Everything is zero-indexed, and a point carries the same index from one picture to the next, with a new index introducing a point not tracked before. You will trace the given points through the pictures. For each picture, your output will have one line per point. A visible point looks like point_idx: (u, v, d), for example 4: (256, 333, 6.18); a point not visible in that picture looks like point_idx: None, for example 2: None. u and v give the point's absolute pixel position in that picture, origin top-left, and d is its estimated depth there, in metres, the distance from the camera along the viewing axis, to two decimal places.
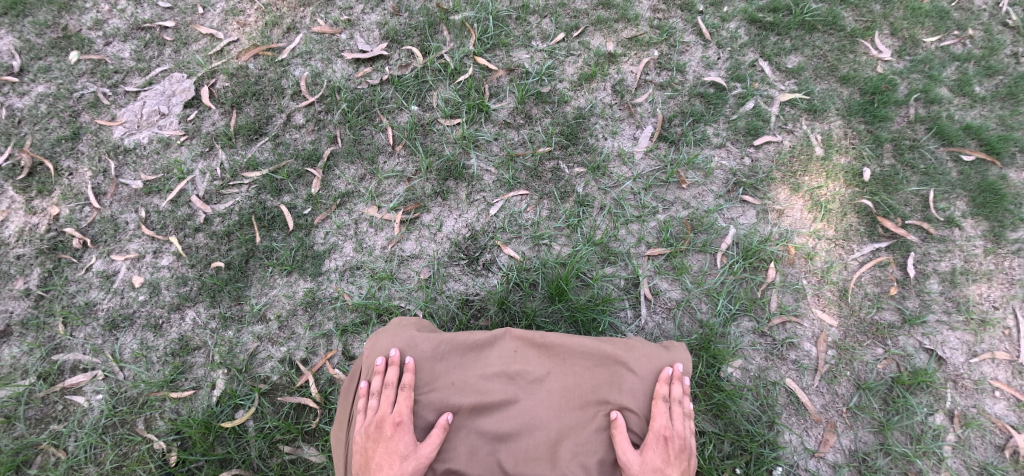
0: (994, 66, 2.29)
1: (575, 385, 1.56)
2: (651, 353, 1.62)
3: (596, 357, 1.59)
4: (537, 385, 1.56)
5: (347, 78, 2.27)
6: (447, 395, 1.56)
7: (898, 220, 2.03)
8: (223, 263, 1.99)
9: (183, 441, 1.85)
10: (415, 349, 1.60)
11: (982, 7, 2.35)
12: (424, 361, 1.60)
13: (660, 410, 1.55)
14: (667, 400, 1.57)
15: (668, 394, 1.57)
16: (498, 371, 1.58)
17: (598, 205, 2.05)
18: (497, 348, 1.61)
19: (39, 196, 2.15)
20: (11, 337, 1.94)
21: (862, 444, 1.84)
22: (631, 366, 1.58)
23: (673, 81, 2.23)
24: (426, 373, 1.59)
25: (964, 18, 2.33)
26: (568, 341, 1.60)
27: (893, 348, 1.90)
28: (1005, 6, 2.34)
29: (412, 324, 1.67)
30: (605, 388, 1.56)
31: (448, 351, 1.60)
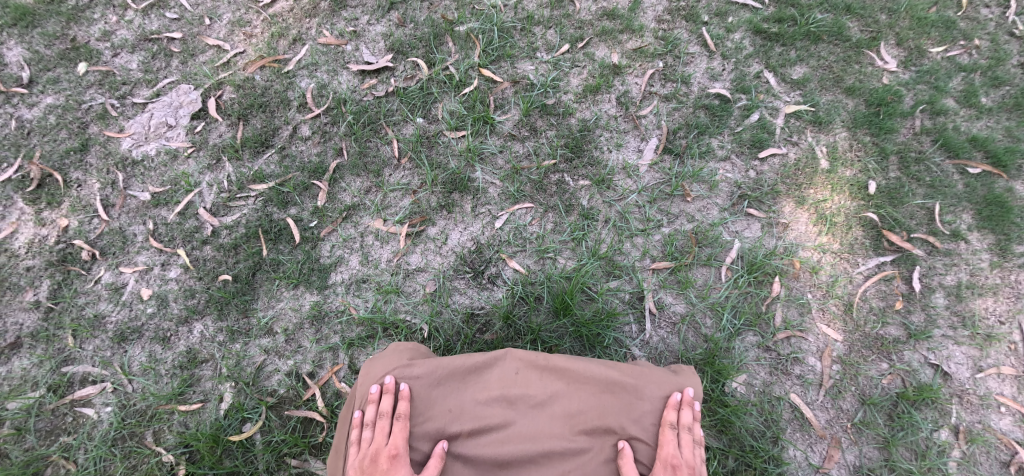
0: (1002, 76, 2.45)
1: (578, 411, 1.57)
2: (658, 378, 1.63)
3: (601, 384, 1.60)
4: (539, 412, 1.57)
5: (353, 90, 2.31)
6: (446, 423, 1.58)
7: (904, 234, 2.03)
8: (230, 276, 2.00)
9: (192, 454, 1.86)
10: (411, 376, 1.62)
11: (989, 17, 2.53)
12: (421, 389, 1.61)
13: (668, 436, 1.57)
14: (675, 426, 1.59)
15: (676, 420, 1.59)
16: (498, 397, 1.59)
17: (603, 218, 2.05)
18: (496, 374, 1.62)
19: (49, 208, 2.19)
20: (22, 349, 1.96)
21: (866, 460, 1.83)
22: (636, 391, 1.60)
23: (678, 92, 2.26)
24: (421, 401, 1.60)
25: (970, 29, 2.49)
26: (570, 366, 1.61)
27: (898, 363, 1.90)
28: (1013, 15, 2.53)
29: (407, 350, 1.71)
30: (611, 413, 1.57)
31: (446, 378, 1.61)
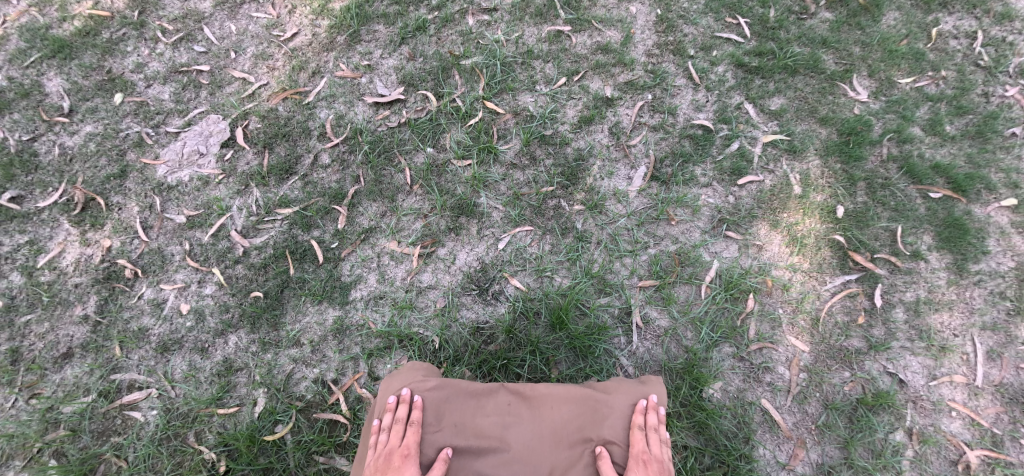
0: (966, 106, 2.70)
1: (562, 426, 1.80)
2: (627, 390, 1.88)
3: (584, 396, 1.84)
4: (529, 427, 1.80)
5: (368, 120, 2.53)
6: (451, 430, 1.80)
7: (868, 254, 2.25)
8: (261, 293, 2.22)
9: (232, 452, 2.07)
10: (423, 389, 1.85)
11: (957, 49, 2.84)
12: (431, 400, 1.84)
13: (637, 437, 1.79)
14: (643, 427, 1.81)
15: (644, 421, 1.82)
16: (496, 412, 1.83)
17: (595, 239, 2.27)
18: (491, 395, 1.86)
19: (93, 230, 2.41)
20: (73, 358, 2.19)
21: (828, 458, 2.04)
22: (609, 403, 1.83)
23: (665, 123, 2.48)
24: (432, 409, 1.83)
25: (938, 59, 2.80)
26: (554, 389, 1.86)
27: (859, 372, 2.11)
28: (978, 47, 2.83)
29: (421, 369, 1.95)
30: (589, 425, 1.80)
31: (449, 397, 1.85)
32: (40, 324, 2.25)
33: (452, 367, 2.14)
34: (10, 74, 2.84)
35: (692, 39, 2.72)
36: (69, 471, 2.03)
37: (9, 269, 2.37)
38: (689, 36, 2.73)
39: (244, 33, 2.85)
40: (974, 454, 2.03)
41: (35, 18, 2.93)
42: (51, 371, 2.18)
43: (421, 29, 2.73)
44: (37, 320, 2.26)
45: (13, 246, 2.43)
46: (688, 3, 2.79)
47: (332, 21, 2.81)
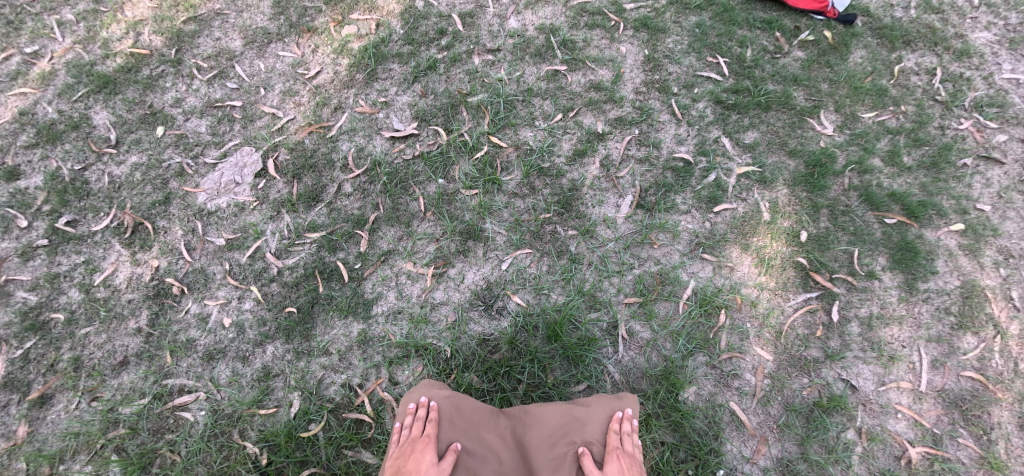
0: (923, 138, 3.00)
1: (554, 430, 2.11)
2: (608, 402, 2.18)
3: (574, 407, 2.16)
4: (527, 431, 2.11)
5: (386, 153, 2.84)
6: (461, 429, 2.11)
7: (827, 274, 2.56)
8: (294, 308, 2.53)
9: (272, 447, 2.37)
10: (439, 396, 2.18)
11: (917, 85, 3.15)
12: (443, 405, 2.16)
13: (614, 439, 2.08)
14: (619, 432, 2.11)
15: (621, 428, 2.11)
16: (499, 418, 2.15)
17: (587, 261, 2.58)
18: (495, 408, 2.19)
19: (142, 251, 2.72)
20: (129, 366, 2.50)
21: (787, 453, 2.34)
22: (594, 411, 2.14)
23: (650, 156, 2.78)
24: (446, 412, 2.14)
25: (900, 94, 3.11)
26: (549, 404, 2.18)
27: (816, 378, 2.41)
28: (937, 83, 3.15)
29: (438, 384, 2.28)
30: (575, 429, 2.11)
31: (458, 403, 2.17)
32: (98, 335, 2.57)
33: (462, 374, 2.44)
34: (61, 107, 3.17)
35: (676, 77, 3.04)
36: (130, 463, 2.34)
37: (69, 286, 2.69)
38: (673, 75, 3.05)
39: (271, 71, 3.17)
40: (915, 451, 2.33)
41: (80, 54, 3.29)
42: (110, 376, 2.49)
43: (432, 68, 3.06)
44: (96, 331, 2.57)
45: (71, 265, 2.74)
46: (673, 45, 3.14)
47: (351, 60, 3.14)
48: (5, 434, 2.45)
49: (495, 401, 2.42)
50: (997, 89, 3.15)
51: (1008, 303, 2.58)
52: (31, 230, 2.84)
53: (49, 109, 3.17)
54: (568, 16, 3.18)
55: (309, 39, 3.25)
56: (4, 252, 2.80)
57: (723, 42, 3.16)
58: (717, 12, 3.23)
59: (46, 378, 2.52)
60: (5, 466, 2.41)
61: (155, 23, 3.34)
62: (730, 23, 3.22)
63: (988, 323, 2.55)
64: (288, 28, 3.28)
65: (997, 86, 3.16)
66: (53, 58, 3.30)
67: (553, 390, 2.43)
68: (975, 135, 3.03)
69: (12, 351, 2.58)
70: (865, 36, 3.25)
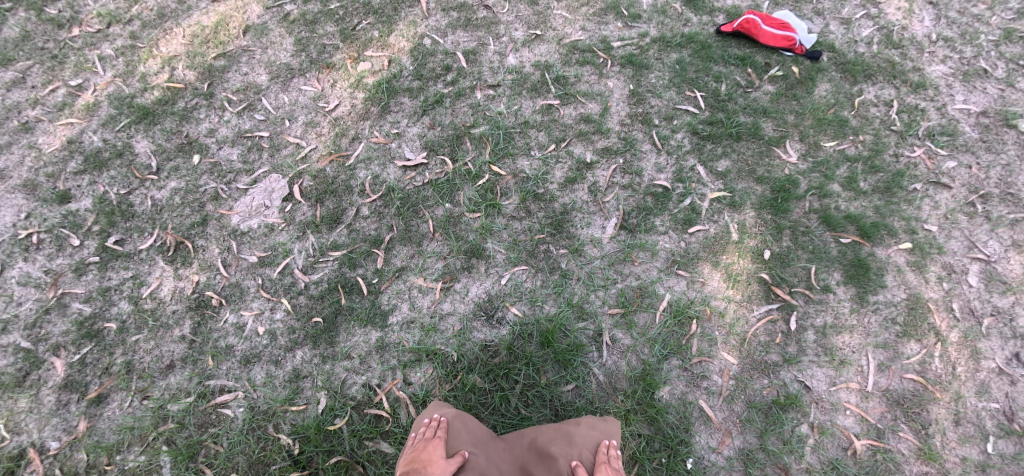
0: (878, 165, 3.33)
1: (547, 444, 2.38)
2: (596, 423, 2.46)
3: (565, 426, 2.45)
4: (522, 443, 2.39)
5: (399, 180, 3.20)
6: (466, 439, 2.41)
7: (787, 289, 2.92)
8: (320, 318, 2.89)
9: (303, 438, 2.72)
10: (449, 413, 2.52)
11: (875, 116, 3.49)
12: (452, 419, 2.49)
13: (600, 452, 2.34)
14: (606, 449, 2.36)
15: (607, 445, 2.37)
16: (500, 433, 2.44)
17: (576, 276, 2.94)
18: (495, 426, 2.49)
19: (183, 267, 3.08)
20: (176, 368, 2.86)
21: (748, 444, 2.68)
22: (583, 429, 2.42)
23: (633, 182, 3.14)
24: (454, 425, 2.47)
25: (859, 125, 3.45)
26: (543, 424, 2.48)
27: (776, 379, 2.76)
28: (894, 114, 3.49)
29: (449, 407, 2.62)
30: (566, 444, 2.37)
31: (465, 420, 2.50)
32: (147, 341, 2.93)
33: (466, 375, 2.79)
34: (106, 136, 3.51)
35: (658, 110, 3.39)
36: (180, 453, 2.70)
37: (119, 298, 3.05)
38: (655, 108, 3.40)
39: (295, 104, 3.53)
40: (860, 442, 2.68)
41: (121, 88, 3.66)
42: (159, 378, 2.85)
43: (439, 102, 3.43)
44: (145, 338, 2.93)
45: (120, 280, 3.10)
46: (655, 80, 3.50)
47: (367, 94, 3.50)
48: (67, 428, 2.81)
49: (495, 399, 2.76)
50: (949, 119, 3.48)
51: (949, 313, 2.94)
52: (83, 248, 3.19)
53: (94, 138, 3.51)
54: (561, 54, 3.57)
55: (328, 74, 3.61)
56: (59, 268, 3.15)
57: (700, 78, 3.52)
58: (695, 50, 3.61)
59: (103, 380, 2.88)
60: (68, 456, 2.77)
61: (188, 59, 3.71)
62: (707, 60, 3.59)
63: (929, 331, 2.90)
64: (309, 65, 3.65)
65: (949, 116, 3.49)
66: (96, 90, 3.66)
67: (546, 390, 2.77)
68: (926, 163, 3.35)
69: (70, 356, 2.94)
70: (829, 70, 3.61)
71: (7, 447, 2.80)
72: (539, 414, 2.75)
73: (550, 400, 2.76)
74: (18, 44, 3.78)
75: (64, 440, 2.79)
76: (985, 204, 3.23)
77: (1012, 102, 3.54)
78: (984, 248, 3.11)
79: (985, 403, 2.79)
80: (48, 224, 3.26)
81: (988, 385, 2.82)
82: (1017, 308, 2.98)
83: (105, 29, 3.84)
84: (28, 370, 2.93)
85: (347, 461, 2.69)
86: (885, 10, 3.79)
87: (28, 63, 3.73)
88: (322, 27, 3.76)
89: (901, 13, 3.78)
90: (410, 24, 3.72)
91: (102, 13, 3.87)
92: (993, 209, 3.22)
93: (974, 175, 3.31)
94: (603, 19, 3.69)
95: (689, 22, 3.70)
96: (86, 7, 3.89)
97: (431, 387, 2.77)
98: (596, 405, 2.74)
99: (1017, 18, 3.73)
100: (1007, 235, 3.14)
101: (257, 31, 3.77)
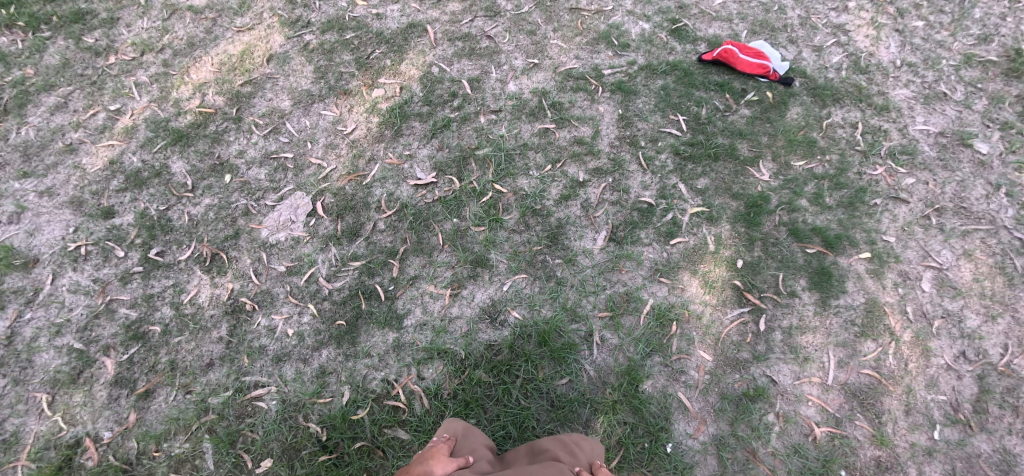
0: (843, 182, 3.64)
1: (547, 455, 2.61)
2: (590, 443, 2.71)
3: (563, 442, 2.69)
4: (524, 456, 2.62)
5: (411, 197, 3.58)
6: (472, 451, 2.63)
7: (757, 294, 3.29)
8: (342, 321, 3.26)
9: (329, 427, 3.07)
10: (457, 429, 2.75)
11: (841, 137, 3.80)
12: (459, 435, 2.72)
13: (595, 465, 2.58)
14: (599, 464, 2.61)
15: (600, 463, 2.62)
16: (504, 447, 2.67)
17: (570, 283, 3.31)
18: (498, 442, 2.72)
19: (219, 276, 3.44)
20: (216, 366, 3.22)
21: (721, 431, 3.03)
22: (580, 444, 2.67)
23: (620, 199, 3.53)
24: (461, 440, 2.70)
25: (827, 145, 3.76)
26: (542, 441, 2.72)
27: (746, 374, 3.13)
28: (859, 136, 3.80)
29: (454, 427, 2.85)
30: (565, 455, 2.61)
31: (471, 435, 2.74)
32: (189, 342, 3.29)
33: (473, 370, 3.14)
34: (144, 157, 3.83)
35: (643, 133, 3.76)
36: (221, 440, 3.06)
37: (162, 304, 3.39)
38: (641, 131, 3.77)
39: (315, 128, 3.88)
40: (820, 430, 3.03)
41: (156, 112, 3.98)
42: (200, 374, 3.21)
43: (446, 126, 3.80)
44: (187, 339, 3.29)
45: (162, 287, 3.44)
46: (642, 105, 3.86)
47: (381, 118, 3.87)
48: (118, 420, 3.15)
49: (498, 392, 3.11)
50: (909, 139, 3.78)
51: (903, 315, 3.27)
52: (127, 259, 3.52)
53: (134, 159, 3.82)
54: (557, 82, 3.94)
55: (346, 100, 3.97)
56: (106, 277, 3.47)
57: (683, 103, 3.88)
58: (679, 77, 3.98)
59: (149, 377, 3.23)
60: (119, 445, 3.11)
61: (217, 86, 4.06)
62: (689, 86, 3.95)
63: (884, 331, 3.24)
64: (328, 91, 4.01)
65: (909, 136, 3.79)
66: (134, 114, 3.98)
67: (543, 383, 3.13)
68: (887, 180, 3.64)
69: (119, 356, 3.28)
70: (801, 95, 3.94)
71: (64, 437, 3.13)
72: (537, 404, 3.10)
73: (547, 392, 3.11)
74: (60, 71, 4.12)
75: (115, 430, 3.13)
76: (939, 217, 3.53)
77: (968, 122, 3.83)
78: (937, 257, 3.41)
79: (933, 395, 3.12)
80: (94, 237, 3.57)
81: (936, 379, 3.15)
82: (965, 311, 3.29)
83: (139, 56, 4.19)
84: (81, 368, 3.26)
85: (368, 446, 3.05)
86: (854, 38, 4.15)
87: (69, 88, 4.05)
88: (339, 55, 4.13)
89: (869, 40, 4.14)
90: (419, 53, 4.10)
91: (137, 42, 4.23)
92: (946, 221, 3.51)
93: (931, 191, 3.60)
94: (595, 48, 4.07)
95: (673, 50, 4.08)
96: (121, 37, 4.25)
97: (442, 381, 3.13)
98: (587, 397, 3.09)
99: (977, 44, 4.07)
100: (958, 245, 3.44)
101: (280, 60, 4.14)
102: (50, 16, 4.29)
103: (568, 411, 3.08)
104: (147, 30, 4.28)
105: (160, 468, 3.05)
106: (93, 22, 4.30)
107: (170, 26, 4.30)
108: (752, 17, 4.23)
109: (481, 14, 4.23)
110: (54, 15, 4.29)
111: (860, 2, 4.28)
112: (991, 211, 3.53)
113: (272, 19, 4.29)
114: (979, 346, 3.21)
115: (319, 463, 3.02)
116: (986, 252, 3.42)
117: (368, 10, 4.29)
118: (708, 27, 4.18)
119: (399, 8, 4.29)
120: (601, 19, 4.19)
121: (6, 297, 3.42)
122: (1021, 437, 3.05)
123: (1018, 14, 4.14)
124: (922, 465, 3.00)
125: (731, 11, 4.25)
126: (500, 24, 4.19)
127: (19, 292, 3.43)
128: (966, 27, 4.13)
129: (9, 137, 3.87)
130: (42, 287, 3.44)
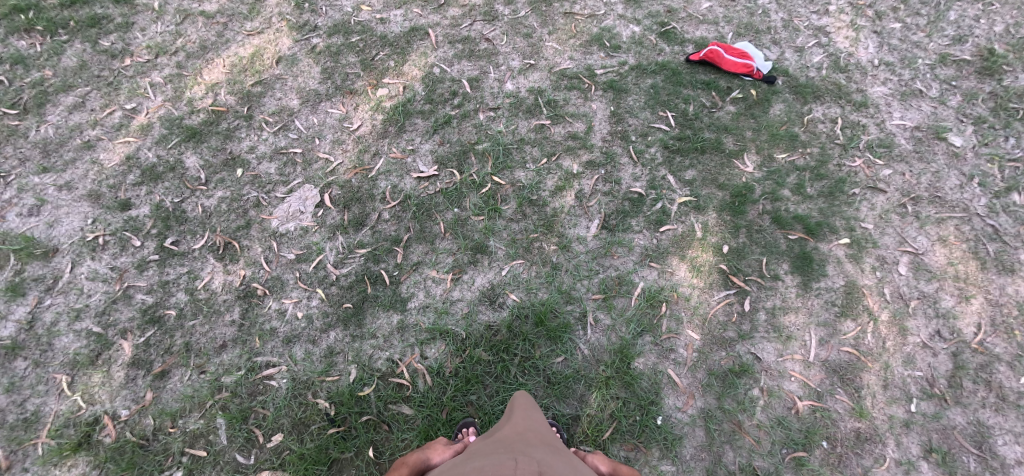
0: (825, 173, 3.83)
1: None
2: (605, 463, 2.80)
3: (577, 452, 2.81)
4: None
5: (414, 189, 3.77)
6: None
7: (742, 277, 3.49)
8: (349, 304, 3.45)
9: (337, 403, 3.25)
10: None
11: (823, 131, 3.99)
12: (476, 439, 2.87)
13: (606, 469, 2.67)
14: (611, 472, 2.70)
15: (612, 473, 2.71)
16: None
17: (564, 267, 3.51)
18: None
19: (231, 263, 3.62)
20: (228, 348, 3.40)
21: (708, 405, 3.22)
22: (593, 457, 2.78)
23: (613, 190, 3.73)
24: None
25: (808, 139, 3.96)
26: None
27: (732, 352, 3.32)
28: (840, 130, 3.99)
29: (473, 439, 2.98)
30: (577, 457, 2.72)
31: None
32: (202, 325, 3.46)
33: (473, 349, 3.32)
34: (159, 153, 4.00)
35: (634, 128, 3.96)
36: (234, 416, 3.23)
37: (177, 290, 3.56)
38: (632, 126, 3.97)
39: (323, 125, 4.07)
40: (802, 403, 3.22)
41: (171, 111, 4.16)
42: (214, 355, 3.38)
43: (447, 123, 4.01)
44: (201, 323, 3.46)
45: (176, 274, 3.60)
46: (633, 103, 4.07)
47: (385, 116, 4.07)
48: (135, 398, 3.30)
49: (497, 369, 3.29)
50: (886, 133, 3.97)
51: (880, 297, 3.45)
52: (143, 248, 3.68)
53: (149, 155, 3.99)
54: (552, 81, 4.15)
55: (351, 99, 4.17)
56: (123, 265, 3.63)
57: (671, 100, 4.08)
58: (667, 75, 4.18)
59: (165, 358, 3.39)
60: (136, 422, 3.26)
61: (229, 86, 4.25)
62: (677, 84, 4.15)
63: (863, 311, 3.42)
64: (334, 90, 4.20)
65: (886, 131, 3.99)
66: (149, 113, 4.16)
67: (540, 361, 3.30)
68: (865, 171, 3.84)
69: (136, 339, 3.43)
70: (784, 92, 4.13)
71: (83, 415, 3.27)
72: (534, 380, 3.28)
73: (543, 369, 3.29)
74: (78, 73, 4.30)
75: (133, 408, 3.28)
76: (915, 205, 3.71)
77: (943, 118, 4.03)
78: (913, 242, 3.60)
79: (910, 371, 3.28)
80: (111, 228, 3.73)
81: (913, 356, 3.32)
82: (940, 292, 3.46)
83: (154, 59, 4.38)
84: (100, 350, 3.41)
85: (374, 420, 3.22)
86: (834, 39, 4.36)
87: (87, 89, 4.23)
88: (345, 57, 4.34)
89: (848, 41, 4.35)
90: (421, 55, 4.31)
91: (151, 46, 4.42)
92: (922, 210, 3.70)
93: (907, 182, 3.79)
94: (588, 50, 4.28)
95: (662, 52, 4.29)
96: (136, 41, 4.44)
97: (444, 360, 3.31)
98: (582, 373, 3.28)
99: (952, 44, 4.28)
100: (933, 231, 3.62)
101: (289, 62, 4.33)
102: (67, 20, 4.47)
103: (563, 386, 3.26)
104: (161, 34, 4.47)
105: (175, 443, 3.21)
106: (109, 26, 4.49)
107: (182, 30, 4.49)
108: (737, 20, 4.45)
109: (480, 18, 4.44)
110: (72, 20, 4.47)
111: (840, 5, 4.49)
112: (964, 200, 3.71)
113: (280, 23, 4.49)
114: (954, 326, 3.37)
115: (327, 435, 3.20)
116: (960, 238, 3.60)
117: (372, 14, 4.50)
118: (695, 29, 4.40)
119: (402, 13, 4.50)
120: (594, 23, 4.40)
121: (27, 284, 3.57)
122: (996, 410, 3.20)
123: (991, 16, 4.36)
124: (899, 436, 3.16)
125: (717, 15, 4.46)
126: (498, 28, 4.40)
127: (40, 279, 3.58)
128: (941, 29, 4.34)
129: (29, 135, 4.04)
130: (63, 275, 3.60)
